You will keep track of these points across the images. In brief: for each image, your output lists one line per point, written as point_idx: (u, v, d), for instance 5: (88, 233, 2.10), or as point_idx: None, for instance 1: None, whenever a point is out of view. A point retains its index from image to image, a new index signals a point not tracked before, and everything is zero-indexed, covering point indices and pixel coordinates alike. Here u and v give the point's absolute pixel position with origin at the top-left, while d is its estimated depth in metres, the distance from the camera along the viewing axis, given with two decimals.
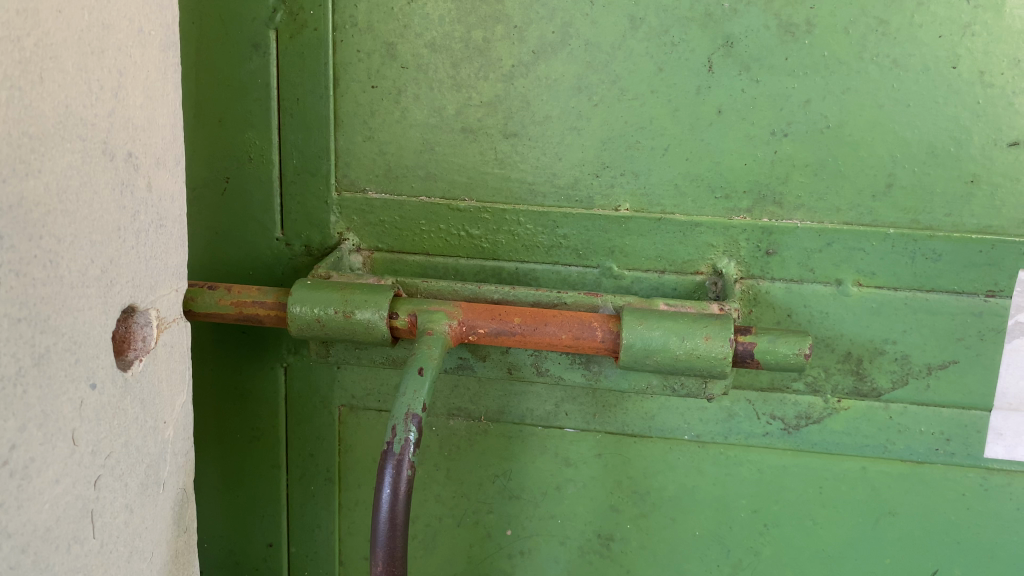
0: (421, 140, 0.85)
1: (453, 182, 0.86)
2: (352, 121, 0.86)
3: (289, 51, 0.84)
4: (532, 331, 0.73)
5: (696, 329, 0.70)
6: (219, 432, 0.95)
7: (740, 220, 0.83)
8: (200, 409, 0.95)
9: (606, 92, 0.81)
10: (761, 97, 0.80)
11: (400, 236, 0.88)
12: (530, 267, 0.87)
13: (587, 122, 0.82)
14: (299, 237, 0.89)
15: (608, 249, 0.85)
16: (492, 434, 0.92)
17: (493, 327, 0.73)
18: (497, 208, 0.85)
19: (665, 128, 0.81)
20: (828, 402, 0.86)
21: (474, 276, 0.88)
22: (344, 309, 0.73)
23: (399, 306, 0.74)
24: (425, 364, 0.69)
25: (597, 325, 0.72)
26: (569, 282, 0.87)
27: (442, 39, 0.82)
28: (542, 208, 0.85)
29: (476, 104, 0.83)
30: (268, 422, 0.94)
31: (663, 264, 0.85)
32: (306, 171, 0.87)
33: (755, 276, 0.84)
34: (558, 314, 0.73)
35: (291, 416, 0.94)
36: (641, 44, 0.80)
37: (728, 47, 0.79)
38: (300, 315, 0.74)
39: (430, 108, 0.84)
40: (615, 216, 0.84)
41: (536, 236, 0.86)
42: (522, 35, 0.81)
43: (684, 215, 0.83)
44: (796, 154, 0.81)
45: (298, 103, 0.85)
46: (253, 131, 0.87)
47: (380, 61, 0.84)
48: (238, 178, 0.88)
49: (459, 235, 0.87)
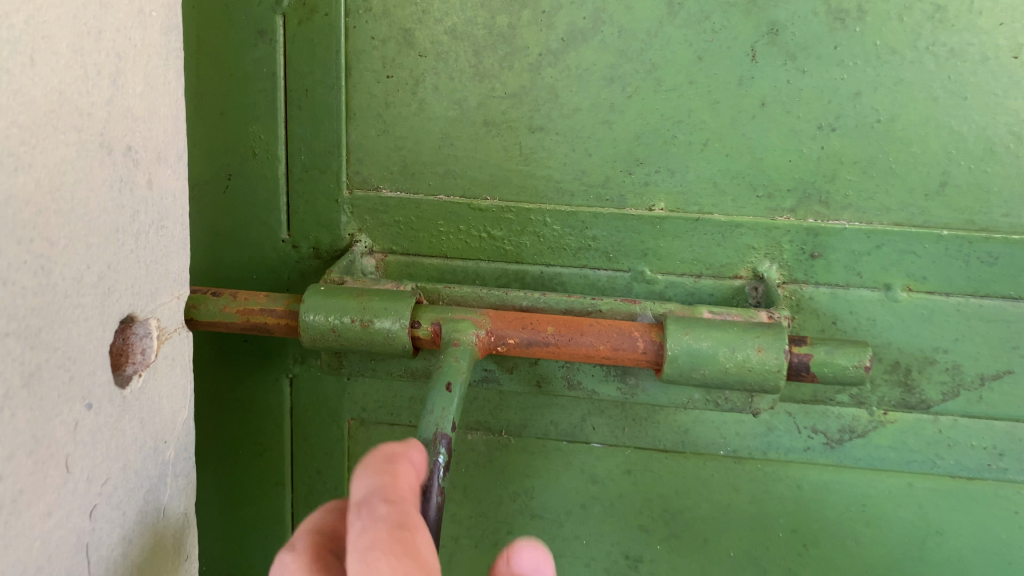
0: (440, 134, 0.79)
1: (474, 180, 0.80)
2: (365, 114, 0.80)
3: (297, 38, 0.78)
4: (567, 342, 0.67)
5: (747, 340, 0.65)
6: (219, 448, 0.89)
7: (783, 221, 0.77)
8: (199, 423, 0.88)
9: (641, 83, 0.76)
10: (808, 89, 0.74)
11: (416, 238, 0.82)
12: (556, 271, 0.81)
13: (620, 115, 0.77)
14: (307, 239, 0.83)
15: (641, 252, 0.79)
16: (513, 449, 0.86)
17: (524, 338, 0.67)
18: (521, 207, 0.79)
19: (704, 122, 0.76)
20: (874, 414, 0.81)
21: (496, 280, 0.82)
22: (361, 318, 0.67)
23: (421, 315, 0.68)
24: (453, 379, 0.63)
25: (637, 335, 0.67)
26: (598, 287, 0.81)
27: (464, 25, 0.76)
28: (570, 207, 0.79)
29: (500, 95, 0.77)
30: (272, 437, 0.88)
31: (700, 268, 0.79)
32: (314, 168, 0.81)
33: (798, 280, 0.79)
34: (594, 322, 0.68)
35: (297, 430, 0.88)
36: (679, 31, 0.74)
37: (773, 35, 0.73)
38: (314, 324, 0.68)
39: (449, 100, 0.78)
40: (649, 216, 0.78)
41: (563, 238, 0.80)
42: (550, 21, 0.75)
43: (723, 216, 0.78)
44: (844, 150, 0.75)
45: (307, 94, 0.79)
46: (257, 124, 0.80)
47: (397, 49, 0.78)
48: (241, 175, 0.82)
49: (480, 236, 0.81)
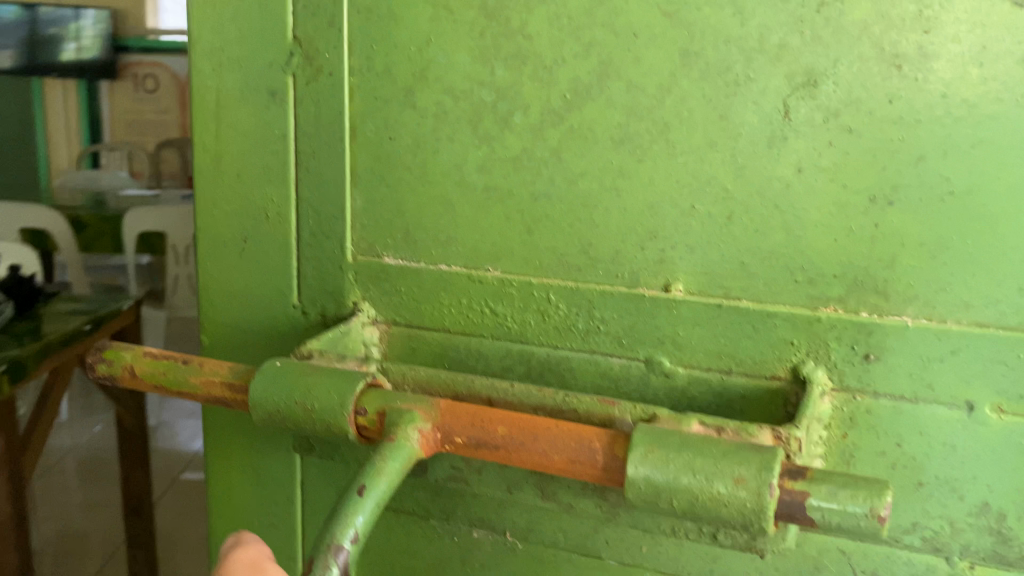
0: (442, 199, 0.72)
1: (476, 250, 0.72)
2: (369, 178, 0.75)
3: (305, 99, 0.75)
4: (517, 447, 0.57)
5: (724, 468, 0.52)
6: (230, 526, 0.84)
7: (827, 314, 0.62)
8: (209, 497, 0.85)
9: (654, 146, 0.65)
10: (857, 152, 0.59)
11: (418, 309, 0.75)
12: (564, 355, 0.71)
13: (630, 181, 0.66)
14: (315, 305, 0.79)
15: (656, 339, 0.67)
16: (519, 555, 0.76)
17: (472, 437, 0.58)
18: (524, 281, 0.71)
19: (728, 191, 0.63)
20: (955, 567, 0.63)
21: (500, 361, 0.73)
22: (304, 400, 0.62)
23: (366, 400, 0.61)
24: (370, 482, 0.55)
25: (597, 445, 0.55)
26: (611, 377, 0.69)
27: (463, 82, 0.69)
28: (576, 284, 0.69)
29: (501, 158, 0.69)
30: (274, 521, 0.82)
31: (727, 363, 0.66)
32: (321, 233, 0.77)
33: (852, 388, 0.63)
34: (554, 425, 0.57)
35: (297, 516, 0.81)
36: (696, 85, 0.62)
37: (810, 88, 0.60)
38: (261, 402, 0.64)
39: (450, 163, 0.71)
40: (663, 298, 0.66)
41: (568, 319, 0.70)
42: (553, 76, 0.66)
43: (753, 302, 0.64)
44: (905, 229, 0.59)
45: (314, 156, 0.76)
46: (269, 186, 0.78)
47: (398, 109, 0.72)
48: (257, 238, 0.80)
49: (482, 311, 0.73)
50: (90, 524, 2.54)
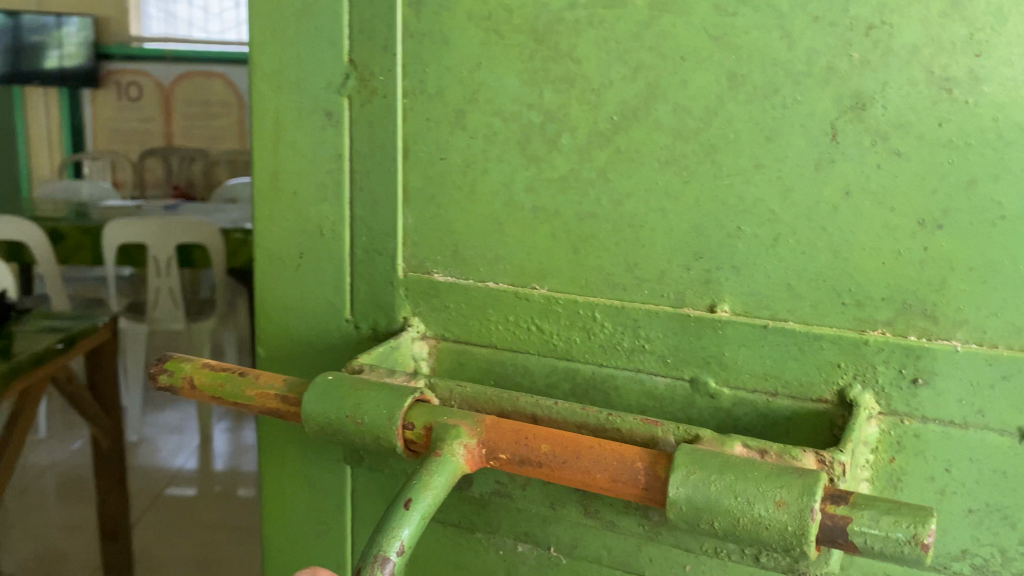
0: (490, 218, 0.74)
1: (524, 269, 0.73)
2: (421, 196, 0.77)
3: (360, 121, 0.77)
4: (560, 465, 0.58)
5: (766, 491, 0.52)
6: (281, 534, 0.86)
7: (875, 337, 0.62)
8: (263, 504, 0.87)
9: (700, 168, 0.65)
10: (905, 175, 0.59)
11: (466, 325, 0.77)
12: (609, 373, 0.71)
13: (676, 202, 0.66)
14: (366, 320, 0.81)
15: (702, 359, 0.68)
16: (564, 570, 0.76)
17: (516, 453, 0.59)
18: (570, 300, 0.71)
19: (775, 214, 0.63)
20: None
21: (545, 378, 0.74)
22: (354, 414, 0.64)
23: (414, 416, 0.63)
24: (416, 495, 0.56)
25: (640, 465, 0.56)
26: (656, 396, 0.70)
27: (512, 104, 0.71)
28: (622, 303, 0.70)
29: (549, 179, 0.71)
30: (325, 529, 0.84)
31: (773, 385, 0.66)
32: (373, 250, 0.79)
33: (900, 413, 0.62)
34: (597, 443, 0.58)
35: (348, 525, 0.83)
36: (742, 108, 0.63)
37: (858, 111, 0.60)
38: (314, 415, 0.66)
39: (500, 183, 0.73)
40: (709, 318, 0.67)
41: (614, 338, 0.70)
42: (600, 99, 0.67)
43: (799, 324, 0.64)
44: (955, 253, 0.59)
45: (368, 175, 0.78)
46: (324, 204, 0.80)
47: (449, 130, 0.74)
48: (312, 254, 0.82)
49: (528, 328, 0.74)
50: (70, 546, 2.52)
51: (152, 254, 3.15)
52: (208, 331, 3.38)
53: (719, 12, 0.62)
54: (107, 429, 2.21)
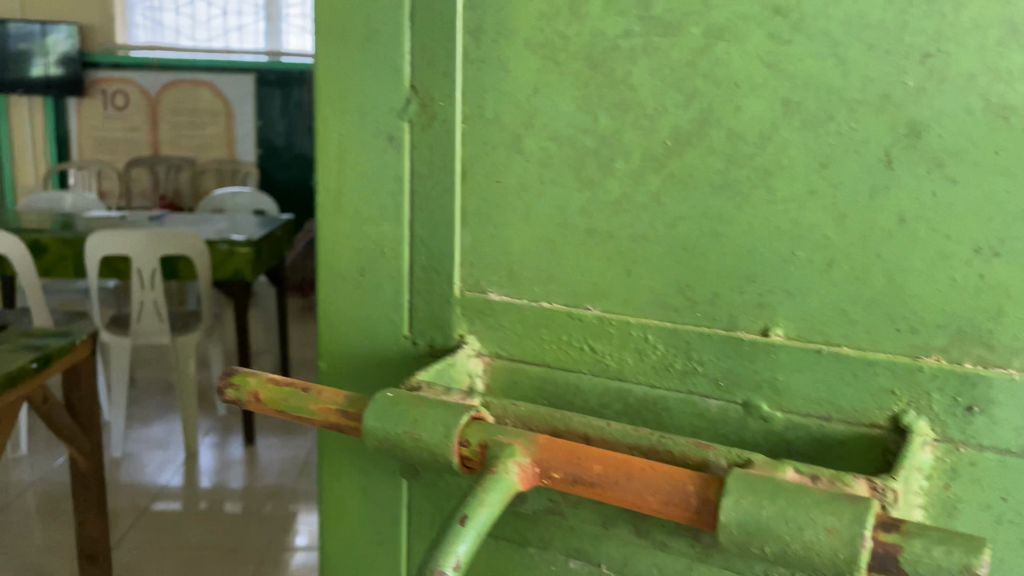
0: (545, 240, 0.76)
1: (578, 290, 0.75)
2: (478, 218, 0.79)
3: (419, 144, 0.80)
4: (613, 485, 0.59)
5: (817, 517, 0.52)
6: (341, 543, 0.89)
7: (930, 364, 0.62)
8: (322, 514, 0.90)
9: (754, 193, 0.66)
10: (961, 203, 0.59)
11: (520, 344, 0.79)
12: (662, 394, 0.72)
13: (730, 226, 0.67)
14: (424, 337, 0.84)
15: (755, 382, 0.68)
16: None
17: (569, 473, 0.61)
18: (623, 321, 0.73)
19: (828, 239, 0.64)
20: None
21: (598, 397, 0.75)
22: (412, 431, 0.66)
23: (470, 433, 0.65)
24: (472, 512, 0.58)
25: (691, 488, 0.57)
26: (708, 418, 0.71)
27: (568, 129, 0.72)
28: (675, 325, 0.71)
29: (603, 202, 0.72)
30: (382, 540, 0.86)
31: (826, 409, 0.66)
32: (431, 269, 0.82)
33: (956, 440, 0.62)
34: (649, 465, 0.59)
35: (403, 536, 0.85)
36: (796, 134, 0.64)
37: (913, 138, 0.60)
38: (373, 431, 0.68)
39: (555, 206, 0.74)
40: (762, 342, 0.67)
41: (666, 359, 0.71)
42: (654, 125, 0.69)
43: (853, 349, 0.64)
44: (1013, 280, 0.59)
45: (426, 197, 0.80)
46: (384, 225, 0.83)
47: (505, 154, 0.76)
48: (372, 272, 0.85)
49: (582, 348, 0.75)
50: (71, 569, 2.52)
51: (135, 266, 3.09)
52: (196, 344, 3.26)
53: (773, 40, 0.63)
54: (84, 450, 2.09)
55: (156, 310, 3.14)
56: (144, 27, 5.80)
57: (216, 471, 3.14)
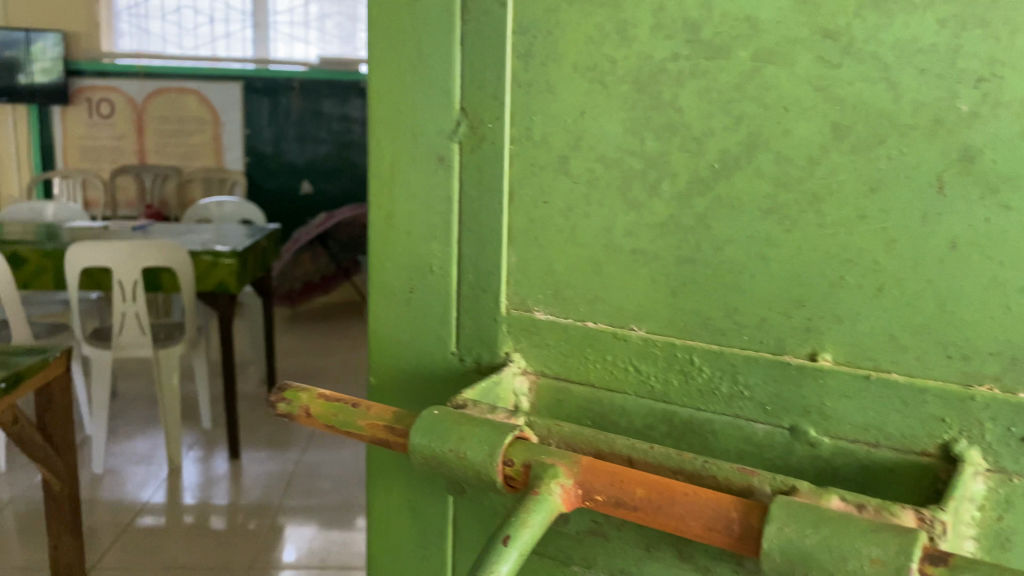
0: (591, 261, 0.76)
1: (624, 311, 0.75)
2: (525, 238, 0.80)
3: (468, 165, 0.81)
4: (655, 509, 0.59)
5: (862, 548, 0.52)
6: (388, 555, 0.90)
7: (982, 393, 0.61)
8: (370, 526, 0.92)
9: (802, 217, 0.66)
10: (1016, 229, 0.58)
11: (566, 363, 0.79)
12: (707, 417, 0.72)
13: (777, 250, 0.67)
14: (470, 353, 0.85)
15: (802, 407, 0.67)
16: None
17: (612, 495, 0.61)
18: (669, 343, 0.73)
19: (878, 264, 0.63)
20: None
21: (643, 418, 0.75)
22: (457, 449, 0.67)
23: (514, 453, 0.65)
24: (514, 532, 0.59)
25: (733, 514, 0.57)
26: (754, 442, 0.70)
27: (615, 151, 0.73)
28: (721, 348, 0.70)
29: (649, 224, 0.72)
30: (428, 554, 0.87)
31: (875, 436, 0.65)
32: (478, 287, 0.83)
33: (1009, 471, 0.61)
34: (692, 490, 0.59)
35: (449, 551, 0.86)
36: (846, 158, 0.63)
37: (966, 163, 0.59)
38: (419, 448, 0.69)
39: (601, 227, 0.75)
40: (809, 367, 0.67)
41: (712, 382, 0.71)
42: (701, 148, 0.69)
43: (903, 376, 0.63)
44: None
45: (474, 217, 0.81)
46: (433, 243, 0.84)
47: (553, 175, 0.77)
48: (420, 289, 0.86)
49: (627, 369, 0.75)
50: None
51: (117, 278, 2.90)
52: (176, 358, 3.13)
53: (823, 64, 0.63)
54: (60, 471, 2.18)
55: (139, 323, 2.98)
56: (130, 34, 5.53)
57: (201, 487, 2.98)
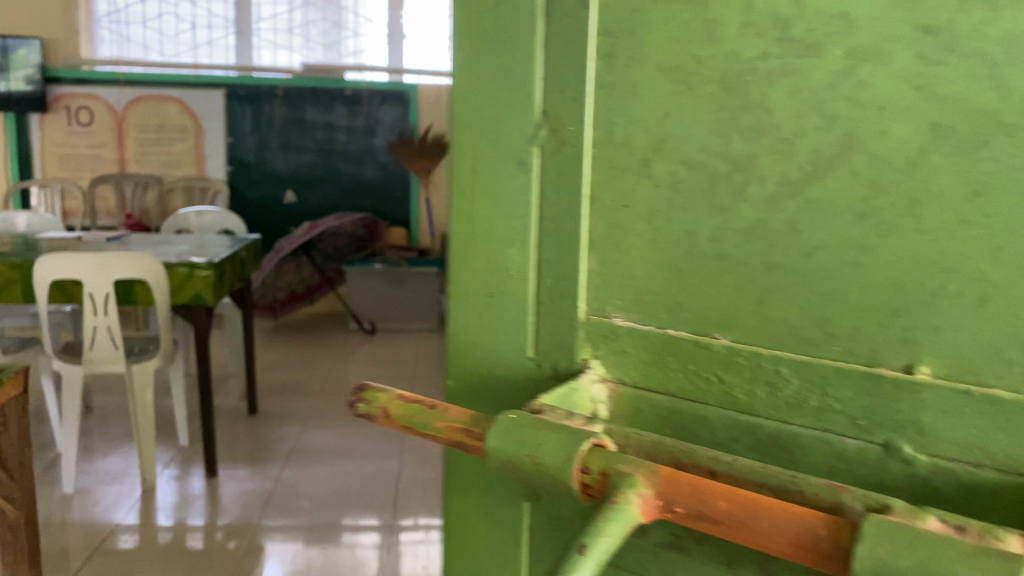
0: (673, 266, 0.74)
1: (707, 318, 0.73)
2: (605, 242, 0.78)
3: (549, 168, 0.80)
4: (738, 524, 0.57)
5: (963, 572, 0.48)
6: (463, 559, 0.90)
7: None
8: (445, 530, 0.91)
9: (899, 221, 0.62)
10: None
11: (646, 372, 0.77)
12: (793, 430, 0.69)
13: (871, 256, 0.64)
14: (547, 359, 0.84)
15: (896, 423, 0.64)
16: None
17: (693, 508, 0.59)
18: (754, 352, 0.70)
19: (981, 272, 0.60)
20: None
21: (725, 429, 0.73)
22: (533, 454, 0.66)
23: (591, 460, 0.64)
24: (591, 541, 0.57)
25: (822, 532, 0.54)
26: (844, 458, 0.67)
27: (699, 154, 0.71)
28: (810, 358, 0.68)
29: (734, 229, 0.70)
30: (502, 561, 0.87)
31: (977, 455, 0.61)
32: (557, 292, 0.82)
33: None
34: (778, 504, 0.57)
35: (523, 558, 0.85)
36: (948, 160, 0.60)
37: None
38: (495, 452, 0.68)
39: (684, 231, 0.73)
40: (905, 380, 0.63)
41: (799, 394, 0.68)
42: (791, 150, 0.66)
43: (1009, 392, 0.59)
44: None
45: (554, 221, 0.81)
46: (512, 247, 0.84)
47: (635, 178, 0.75)
48: (498, 294, 0.86)
49: (709, 378, 0.73)
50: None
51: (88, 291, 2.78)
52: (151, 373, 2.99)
53: (923, 62, 0.60)
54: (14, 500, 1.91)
55: (111, 336, 2.87)
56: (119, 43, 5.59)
57: (176, 505, 2.87)
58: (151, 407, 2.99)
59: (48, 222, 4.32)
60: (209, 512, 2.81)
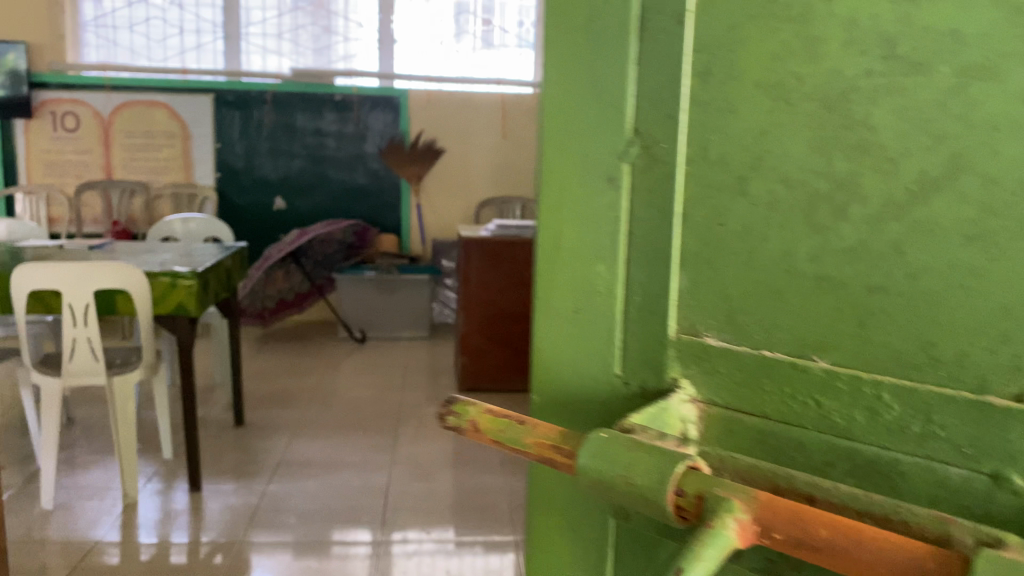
0: (768, 286, 0.73)
1: (803, 339, 0.72)
2: (697, 260, 0.78)
3: (641, 185, 0.80)
4: (841, 552, 0.56)
5: None
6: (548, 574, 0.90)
7: None
8: (530, 544, 0.92)
9: (1012, 244, 0.60)
10: None
11: (739, 393, 0.76)
12: (894, 457, 0.67)
13: (981, 279, 0.62)
14: (636, 377, 0.84)
15: (1006, 453, 0.61)
16: None
17: (792, 534, 0.58)
18: (853, 376, 0.69)
19: None
20: None
21: (821, 453, 0.71)
22: (625, 474, 0.65)
23: (686, 482, 0.63)
24: (687, 565, 0.57)
25: (931, 564, 0.53)
26: (949, 487, 0.65)
27: (798, 172, 0.70)
28: (913, 384, 0.66)
29: (834, 249, 0.69)
30: None
31: None
32: (647, 309, 0.81)
33: None
34: (883, 534, 0.55)
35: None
36: None
37: None
38: (585, 470, 0.68)
39: (781, 251, 0.72)
40: (1017, 409, 0.61)
41: (902, 420, 0.66)
42: (896, 169, 0.65)
43: None
44: None
45: (645, 238, 0.80)
46: (601, 263, 0.84)
47: (730, 196, 0.74)
48: (586, 310, 0.86)
49: (805, 401, 0.72)
50: None
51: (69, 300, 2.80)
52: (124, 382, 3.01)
53: None
54: None
55: (91, 347, 2.88)
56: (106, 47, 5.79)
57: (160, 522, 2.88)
58: (136, 417, 3.05)
59: (29, 228, 4.40)
60: (191, 528, 2.84)
